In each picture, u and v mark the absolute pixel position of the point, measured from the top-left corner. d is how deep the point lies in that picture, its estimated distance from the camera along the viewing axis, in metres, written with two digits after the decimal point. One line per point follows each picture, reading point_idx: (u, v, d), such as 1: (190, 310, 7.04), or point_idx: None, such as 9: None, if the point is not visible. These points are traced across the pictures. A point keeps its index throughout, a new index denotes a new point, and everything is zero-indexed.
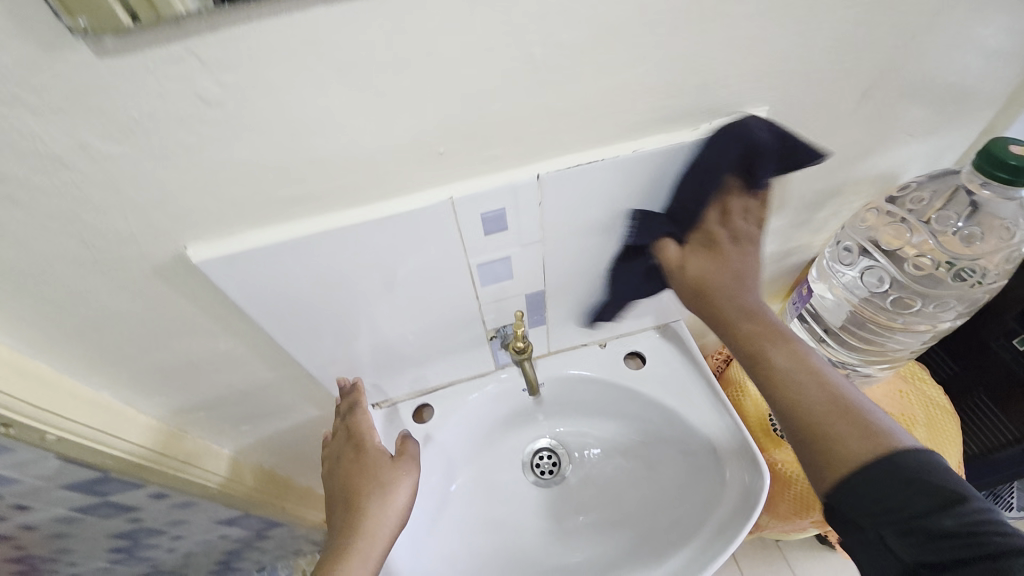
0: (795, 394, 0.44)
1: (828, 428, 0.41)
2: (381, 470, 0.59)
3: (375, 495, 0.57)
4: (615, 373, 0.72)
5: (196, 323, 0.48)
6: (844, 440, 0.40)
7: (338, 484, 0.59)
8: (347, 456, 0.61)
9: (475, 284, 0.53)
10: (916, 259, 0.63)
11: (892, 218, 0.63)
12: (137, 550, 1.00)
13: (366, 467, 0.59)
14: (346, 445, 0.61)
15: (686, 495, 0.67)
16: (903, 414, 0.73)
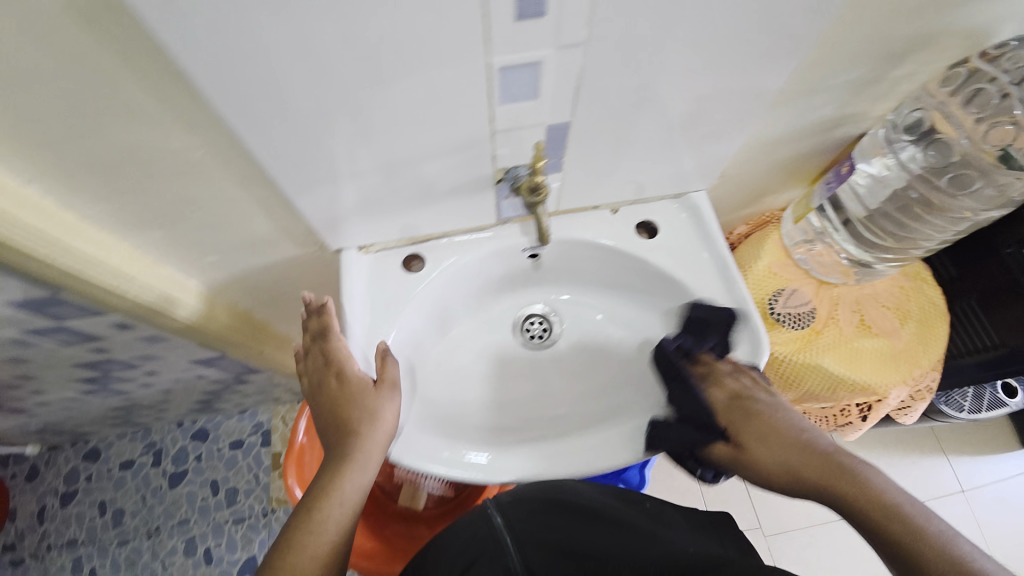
0: (846, 499, 0.50)
1: (879, 517, 0.47)
2: (365, 394, 0.59)
3: (360, 423, 0.57)
4: (624, 240, 0.66)
5: (142, 101, 0.38)
6: (885, 517, 0.47)
7: (328, 413, 0.61)
8: (331, 384, 0.61)
9: (494, 102, 0.44)
10: (993, 131, 0.56)
11: (981, 81, 0.55)
12: (109, 384, 0.99)
13: (353, 389, 0.59)
14: (327, 371, 0.61)
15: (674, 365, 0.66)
16: (899, 309, 0.71)
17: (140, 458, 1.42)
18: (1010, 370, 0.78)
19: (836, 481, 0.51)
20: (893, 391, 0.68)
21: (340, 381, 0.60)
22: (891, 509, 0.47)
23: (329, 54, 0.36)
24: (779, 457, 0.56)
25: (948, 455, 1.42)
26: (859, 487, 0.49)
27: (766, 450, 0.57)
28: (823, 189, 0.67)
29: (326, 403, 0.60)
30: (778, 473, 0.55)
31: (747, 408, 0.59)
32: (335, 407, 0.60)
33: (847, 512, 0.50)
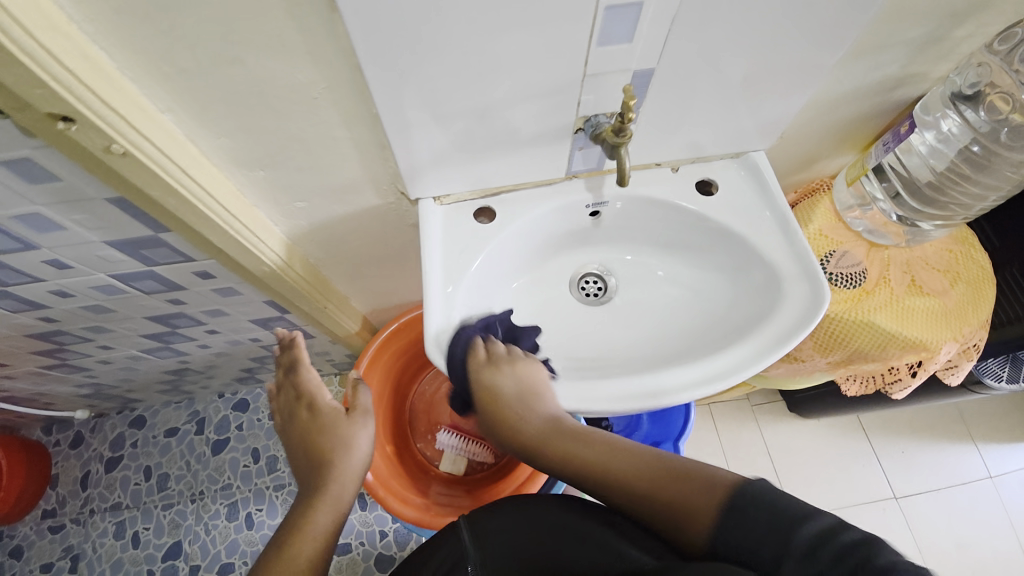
0: (639, 488, 0.55)
1: (676, 497, 0.52)
2: (345, 424, 0.71)
3: (338, 447, 0.69)
4: (685, 197, 0.69)
5: (283, 30, 0.41)
6: (687, 497, 0.52)
7: (302, 444, 0.72)
8: (304, 416, 0.74)
9: (592, 41, 0.47)
10: None
11: None
12: (171, 342, 1.03)
13: (326, 427, 0.72)
14: (297, 404, 0.74)
15: (735, 314, 0.68)
16: (947, 271, 0.74)
17: (183, 426, 1.47)
18: None
19: (622, 475, 0.57)
20: (944, 347, 0.71)
21: (312, 411, 0.73)
22: (654, 468, 0.56)
23: None
24: (581, 454, 0.61)
25: (977, 442, 1.43)
26: (680, 482, 0.53)
27: (581, 444, 0.62)
28: (879, 150, 0.69)
29: (308, 435, 0.72)
30: (538, 435, 0.66)
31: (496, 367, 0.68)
32: (316, 437, 0.71)
33: (633, 498, 0.56)
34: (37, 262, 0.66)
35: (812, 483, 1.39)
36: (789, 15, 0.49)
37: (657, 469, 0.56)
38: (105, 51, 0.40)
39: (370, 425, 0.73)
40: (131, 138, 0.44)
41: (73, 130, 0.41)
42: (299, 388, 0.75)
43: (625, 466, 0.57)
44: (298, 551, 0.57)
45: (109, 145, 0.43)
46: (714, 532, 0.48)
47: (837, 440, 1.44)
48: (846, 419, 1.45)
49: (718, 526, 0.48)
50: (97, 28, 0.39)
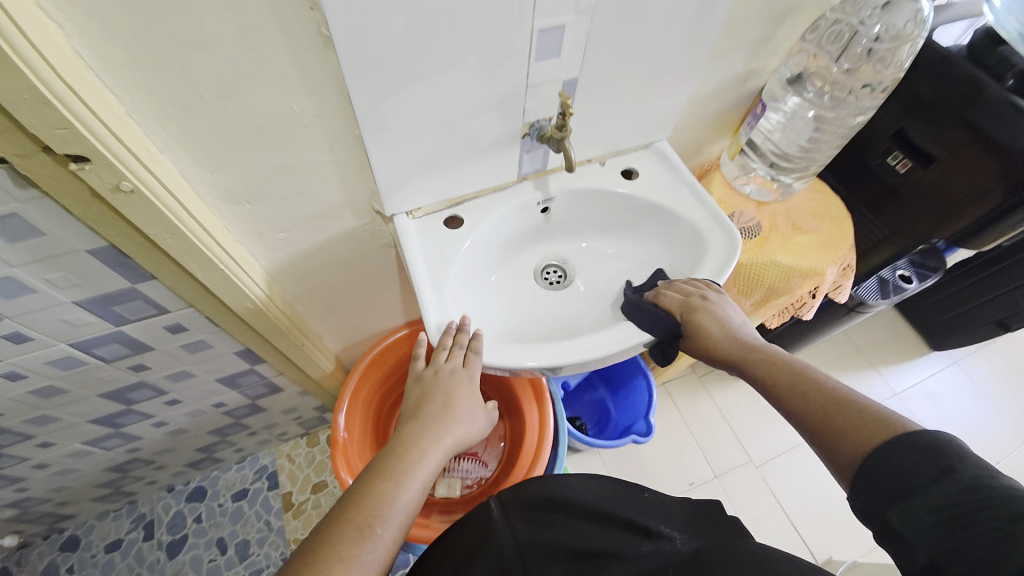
0: (801, 402, 0.55)
1: (839, 424, 0.50)
2: (472, 404, 0.69)
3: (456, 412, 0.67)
4: (617, 183, 0.84)
5: (280, 67, 0.48)
6: (849, 428, 0.50)
7: (433, 394, 0.68)
8: (459, 382, 0.68)
9: (530, 58, 0.59)
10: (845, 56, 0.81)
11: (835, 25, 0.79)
12: (125, 423, 0.95)
13: (466, 392, 0.69)
14: (461, 370, 0.68)
15: (676, 269, 0.82)
16: (816, 213, 0.95)
17: (128, 536, 1.29)
18: (905, 247, 1.04)
19: (794, 387, 0.57)
20: (828, 270, 0.90)
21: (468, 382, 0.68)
22: (834, 401, 0.52)
23: (428, 18, 0.50)
24: (761, 367, 0.62)
25: (879, 368, 1.71)
26: (854, 404, 0.51)
27: (761, 354, 0.63)
28: (745, 129, 0.91)
29: (438, 391, 0.68)
30: (726, 344, 0.67)
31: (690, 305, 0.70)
32: (444, 396, 0.68)
33: (807, 410, 0.55)
34: None
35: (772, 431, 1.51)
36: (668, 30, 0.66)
37: (822, 393, 0.54)
38: (118, 96, 0.45)
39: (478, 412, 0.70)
40: (140, 176, 0.48)
41: (84, 170, 0.45)
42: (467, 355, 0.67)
43: (802, 389, 0.56)
44: (396, 501, 0.56)
45: (119, 182, 0.47)
46: (875, 473, 0.46)
47: None
48: None
49: (883, 457, 0.46)
50: (112, 71, 0.43)
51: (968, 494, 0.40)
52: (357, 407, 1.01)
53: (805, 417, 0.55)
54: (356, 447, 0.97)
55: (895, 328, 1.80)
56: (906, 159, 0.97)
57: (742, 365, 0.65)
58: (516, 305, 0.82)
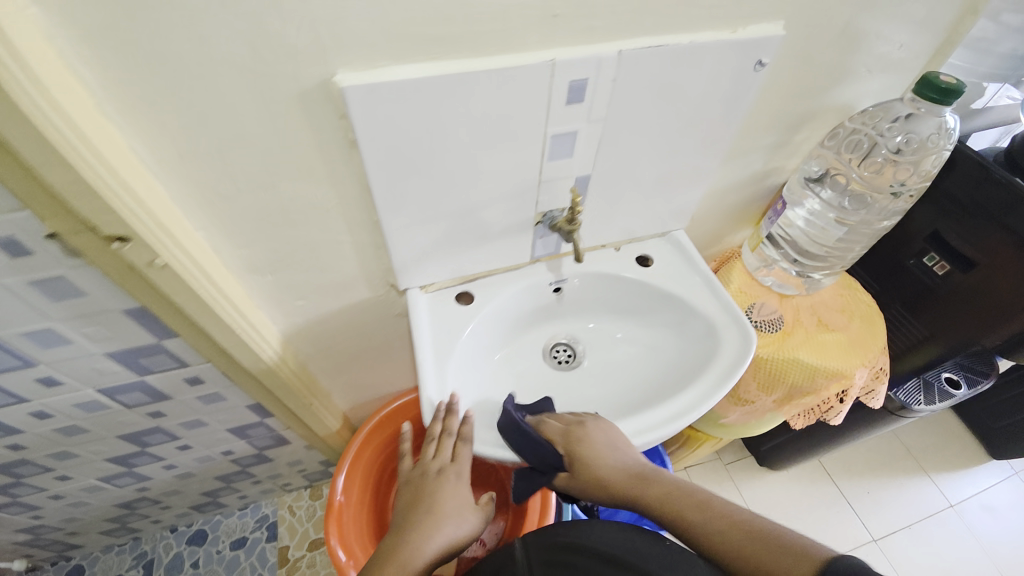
0: (706, 539, 0.53)
1: (768, 558, 0.47)
2: (461, 507, 0.68)
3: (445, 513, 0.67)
4: (629, 270, 0.84)
5: (309, 163, 0.53)
6: (779, 564, 0.46)
7: (422, 496, 0.69)
8: (447, 481, 0.70)
9: (543, 159, 0.63)
10: (870, 162, 0.79)
11: (854, 133, 0.79)
12: (137, 463, 0.98)
13: (454, 493, 0.69)
14: (450, 467, 0.71)
15: (686, 361, 0.80)
16: (844, 310, 0.91)
17: (127, 573, 1.29)
18: (946, 353, 0.97)
19: (700, 515, 0.55)
20: (857, 372, 0.85)
21: (455, 480, 0.70)
22: (743, 532, 0.51)
23: (446, 125, 0.54)
24: (654, 498, 0.61)
25: (931, 475, 1.55)
26: (761, 539, 0.49)
27: (647, 488, 0.62)
28: (766, 223, 0.90)
29: (427, 492, 0.69)
30: (614, 478, 0.65)
31: (573, 435, 0.70)
32: (433, 497, 0.68)
33: (710, 552, 0.52)
34: (29, 380, 0.68)
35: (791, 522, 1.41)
36: (683, 135, 0.68)
37: (732, 522, 0.52)
38: (165, 185, 0.51)
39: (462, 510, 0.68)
40: (173, 254, 0.53)
41: (126, 248, 0.50)
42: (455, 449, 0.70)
43: (717, 514, 0.54)
44: None
45: (153, 258, 0.52)
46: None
47: (807, 489, 1.51)
48: (809, 465, 1.54)
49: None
50: (162, 165, 0.49)
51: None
52: (358, 469, 1.00)
53: (717, 560, 0.51)
54: (352, 514, 0.96)
55: (945, 432, 1.64)
56: (942, 261, 0.93)
57: (634, 500, 0.63)
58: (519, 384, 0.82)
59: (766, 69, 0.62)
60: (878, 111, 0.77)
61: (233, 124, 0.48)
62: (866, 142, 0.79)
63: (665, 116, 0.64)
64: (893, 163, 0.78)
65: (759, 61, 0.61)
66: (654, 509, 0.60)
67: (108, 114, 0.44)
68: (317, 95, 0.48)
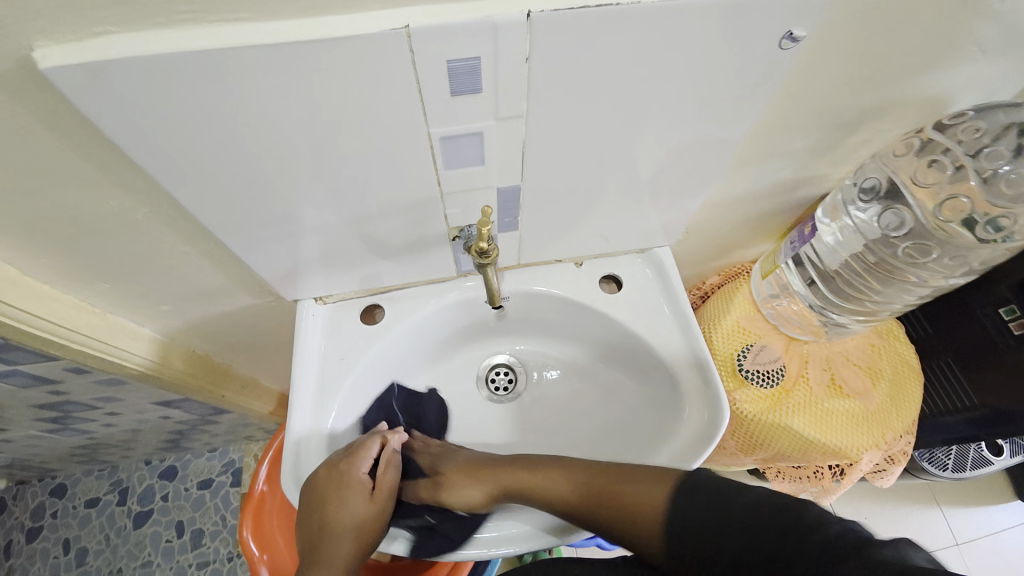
0: (619, 501, 0.48)
1: (624, 498, 0.47)
2: (357, 499, 0.49)
3: (342, 530, 0.49)
4: (587, 294, 0.65)
5: (72, 168, 0.37)
6: (639, 519, 0.46)
7: (307, 511, 0.49)
8: (330, 483, 0.49)
9: (439, 168, 0.43)
10: (948, 202, 0.56)
11: (937, 147, 0.55)
12: (70, 422, 0.96)
13: (339, 493, 0.49)
14: (338, 459, 0.50)
15: (640, 425, 0.62)
16: (869, 367, 0.70)
17: (104, 496, 1.37)
18: (990, 432, 0.76)
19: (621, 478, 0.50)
20: (866, 455, 0.67)
21: (342, 480, 0.49)
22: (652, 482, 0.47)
23: (261, 122, 0.36)
24: (546, 482, 0.52)
25: (942, 505, 1.27)
26: (656, 483, 0.47)
27: (551, 478, 0.53)
28: (787, 246, 0.66)
29: (313, 502, 0.49)
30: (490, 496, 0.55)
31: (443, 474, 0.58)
32: (324, 509, 0.49)
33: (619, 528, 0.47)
34: None
35: None
36: (660, 137, 0.46)
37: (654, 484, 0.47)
38: None
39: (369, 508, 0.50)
40: None
41: None
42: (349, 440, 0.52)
43: (646, 472, 0.49)
44: None
45: None
46: (682, 523, 0.43)
47: None
48: None
49: (673, 511, 0.44)
50: None
51: (769, 529, 0.38)
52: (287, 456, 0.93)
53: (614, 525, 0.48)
54: (276, 500, 0.91)
55: None
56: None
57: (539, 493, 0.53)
58: (430, 418, 0.67)
59: (797, 48, 0.39)
60: (987, 121, 0.52)
61: None
62: (949, 167, 0.55)
63: (627, 113, 0.42)
64: (987, 208, 0.54)
65: (790, 34, 0.37)
66: (576, 495, 0.51)
67: None
68: (23, 78, 0.30)
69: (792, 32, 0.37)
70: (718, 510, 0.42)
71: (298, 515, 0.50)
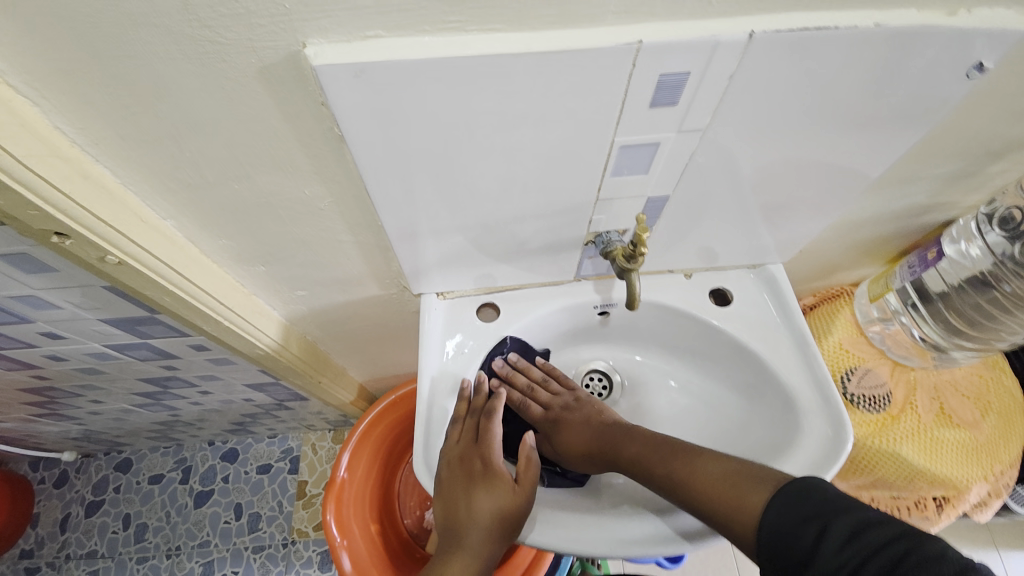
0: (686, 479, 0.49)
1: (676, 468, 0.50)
2: (499, 491, 0.51)
3: (485, 520, 0.50)
4: (696, 305, 0.66)
5: (286, 156, 0.41)
6: (720, 491, 0.46)
7: (451, 499, 0.52)
8: (474, 471, 0.53)
9: (604, 176, 0.46)
10: None
11: None
12: (163, 398, 1.01)
13: (483, 483, 0.52)
14: (474, 451, 0.54)
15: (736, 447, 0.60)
16: (978, 399, 0.69)
17: (168, 473, 1.43)
18: None
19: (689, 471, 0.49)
20: (973, 487, 0.66)
21: (484, 471, 0.53)
22: (726, 480, 0.46)
23: (471, 126, 0.39)
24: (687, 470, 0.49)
25: None
26: (735, 472, 0.46)
27: (692, 462, 0.49)
28: (904, 271, 0.66)
29: (457, 489, 0.52)
30: (592, 443, 0.59)
31: (558, 421, 0.62)
32: (468, 499, 0.51)
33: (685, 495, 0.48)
34: (34, 331, 0.67)
35: None
36: (816, 157, 0.47)
37: (701, 458, 0.49)
38: (109, 169, 0.41)
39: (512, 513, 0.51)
40: (129, 250, 0.44)
41: (68, 243, 0.41)
42: (481, 430, 0.56)
43: (683, 465, 0.49)
44: None
45: (104, 256, 0.43)
46: (762, 529, 0.41)
47: None
48: None
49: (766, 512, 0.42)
50: (97, 145, 0.39)
51: (847, 553, 0.37)
52: (366, 448, 0.97)
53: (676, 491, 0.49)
54: (354, 491, 0.95)
55: None
56: None
57: (613, 458, 0.57)
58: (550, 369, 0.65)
59: (982, 77, 0.40)
60: None
61: (182, 103, 0.36)
62: None
63: (793, 131, 0.44)
64: None
65: (981, 65, 0.39)
66: (637, 471, 0.53)
67: (21, 85, 0.34)
68: (290, 75, 0.34)
69: (982, 64, 0.39)
70: (794, 524, 0.40)
71: (439, 501, 0.52)
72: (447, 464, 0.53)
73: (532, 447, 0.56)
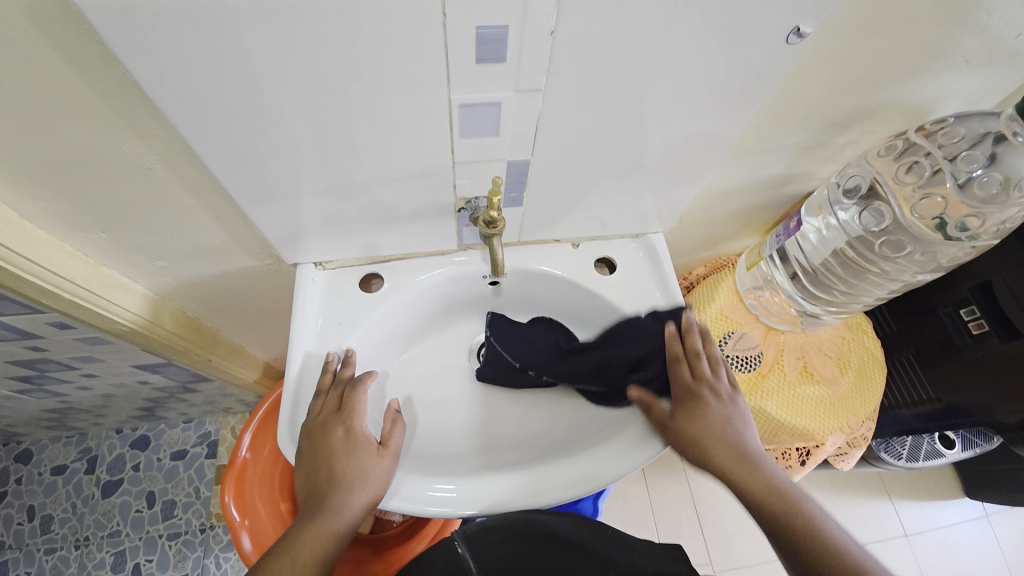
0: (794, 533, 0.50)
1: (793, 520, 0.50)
2: (363, 454, 0.52)
3: (349, 484, 0.50)
4: (581, 275, 0.67)
5: (87, 104, 0.37)
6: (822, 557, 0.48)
7: (312, 468, 0.51)
8: (335, 438, 0.52)
9: (455, 138, 0.45)
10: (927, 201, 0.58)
11: (918, 148, 0.58)
12: (43, 383, 0.93)
13: (343, 448, 0.52)
14: (336, 418, 0.54)
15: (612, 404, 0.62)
16: (839, 358, 0.75)
17: (71, 464, 1.33)
18: (935, 426, 0.84)
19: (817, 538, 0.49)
20: (830, 437, 0.71)
21: (346, 437, 0.52)
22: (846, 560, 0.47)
23: (291, 76, 0.37)
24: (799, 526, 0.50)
25: (891, 499, 1.38)
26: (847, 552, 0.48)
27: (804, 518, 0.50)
28: (773, 240, 0.70)
29: (319, 457, 0.51)
30: (711, 434, 0.54)
31: (698, 397, 0.56)
32: (331, 465, 0.51)
33: (770, 522, 0.51)
34: None
35: (735, 540, 1.28)
36: (668, 123, 0.48)
37: (819, 532, 0.49)
38: None
39: (372, 478, 0.51)
40: None
41: None
42: (344, 398, 0.55)
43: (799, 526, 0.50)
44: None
45: None
46: None
47: None
48: None
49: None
50: None
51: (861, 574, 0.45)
52: (271, 427, 0.94)
53: (767, 516, 0.51)
54: (258, 471, 0.92)
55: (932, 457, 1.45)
56: (982, 320, 0.76)
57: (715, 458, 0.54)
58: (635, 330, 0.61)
59: (804, 44, 0.41)
60: (966, 127, 0.56)
61: None
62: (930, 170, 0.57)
63: (638, 94, 0.44)
64: (958, 208, 0.57)
65: (797, 30, 0.40)
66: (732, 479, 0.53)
67: None
68: (58, 10, 0.31)
69: (799, 28, 0.40)
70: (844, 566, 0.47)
71: (301, 471, 0.52)
72: (308, 434, 0.53)
73: (399, 411, 0.58)
